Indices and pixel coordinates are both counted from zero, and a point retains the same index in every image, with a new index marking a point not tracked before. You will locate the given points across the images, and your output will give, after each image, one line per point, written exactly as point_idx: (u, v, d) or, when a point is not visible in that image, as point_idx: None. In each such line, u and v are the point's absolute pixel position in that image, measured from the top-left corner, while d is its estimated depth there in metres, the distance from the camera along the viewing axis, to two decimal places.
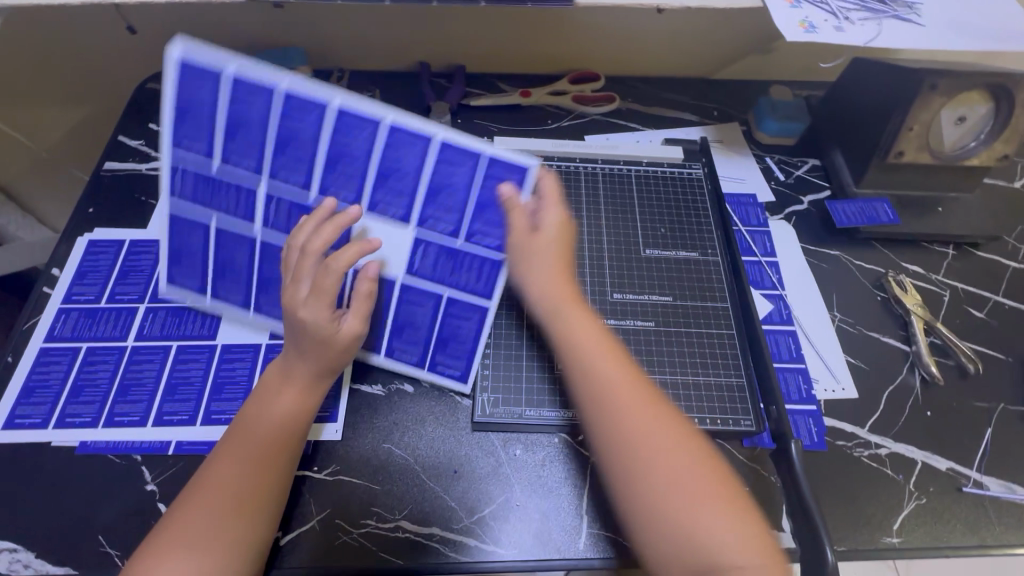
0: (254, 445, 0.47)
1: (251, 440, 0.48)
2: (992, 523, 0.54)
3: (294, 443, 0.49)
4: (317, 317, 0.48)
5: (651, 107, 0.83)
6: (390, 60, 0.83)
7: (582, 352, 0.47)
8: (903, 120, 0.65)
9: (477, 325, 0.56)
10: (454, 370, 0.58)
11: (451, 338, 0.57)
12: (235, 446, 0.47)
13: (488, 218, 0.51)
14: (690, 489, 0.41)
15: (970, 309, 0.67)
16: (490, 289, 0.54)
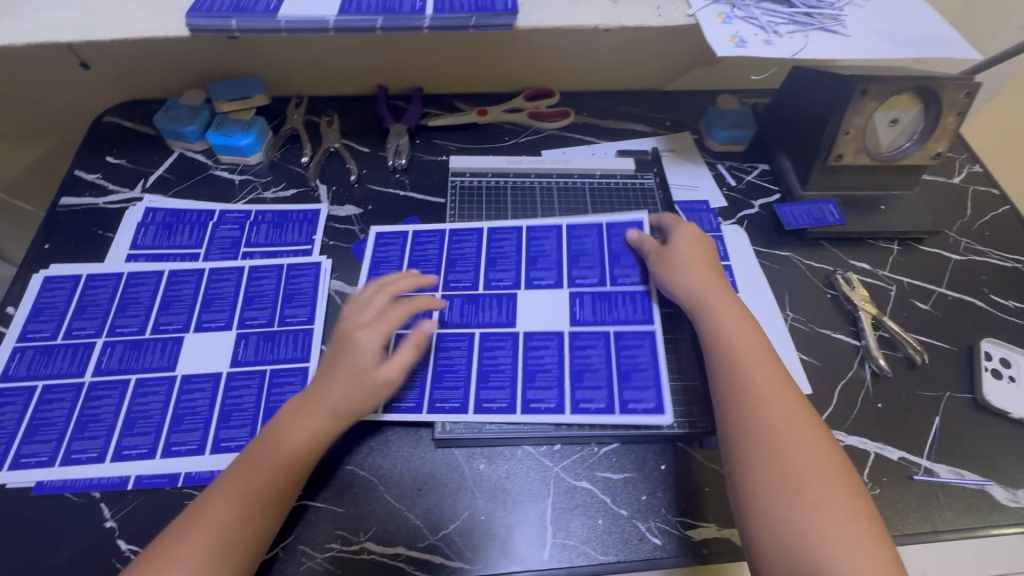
0: (275, 464, 0.50)
1: (264, 467, 0.50)
2: (943, 508, 0.56)
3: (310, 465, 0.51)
4: (364, 359, 0.55)
5: (606, 120, 0.86)
6: (348, 85, 0.84)
7: (718, 345, 0.56)
8: (839, 124, 0.68)
9: (604, 352, 0.61)
10: (597, 402, 0.58)
11: (631, 370, 0.60)
12: (242, 474, 0.49)
13: (625, 265, 0.66)
14: (792, 453, 0.48)
15: (916, 301, 0.70)
16: (649, 315, 0.63)
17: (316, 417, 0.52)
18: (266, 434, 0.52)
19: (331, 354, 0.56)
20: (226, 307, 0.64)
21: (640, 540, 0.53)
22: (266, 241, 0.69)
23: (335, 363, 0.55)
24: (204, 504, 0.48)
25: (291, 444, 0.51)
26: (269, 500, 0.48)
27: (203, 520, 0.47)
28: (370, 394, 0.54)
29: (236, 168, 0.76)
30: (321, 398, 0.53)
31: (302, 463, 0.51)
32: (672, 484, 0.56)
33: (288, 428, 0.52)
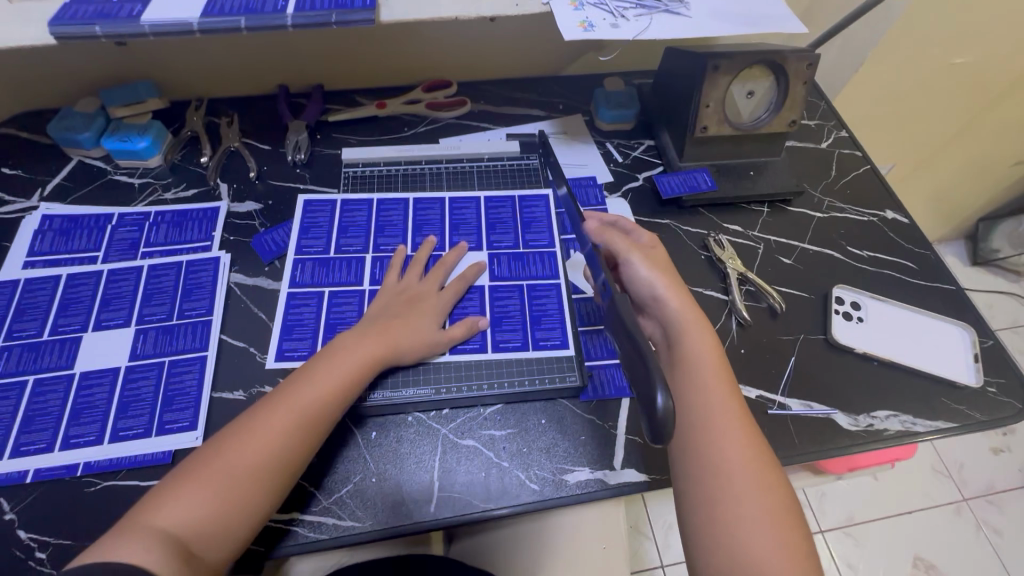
0: (286, 424, 0.53)
1: (308, 394, 0.55)
2: (792, 437, 0.63)
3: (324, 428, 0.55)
4: (426, 308, 0.64)
5: (501, 107, 0.90)
6: (247, 86, 0.87)
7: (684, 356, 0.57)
8: (699, 98, 0.74)
9: (520, 300, 0.69)
10: (514, 341, 0.66)
11: (542, 315, 0.68)
12: (279, 401, 0.54)
13: (536, 231, 0.74)
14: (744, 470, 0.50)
15: (780, 257, 0.77)
16: (554, 270, 0.71)
17: (369, 349, 0.59)
18: (314, 363, 0.58)
19: (383, 300, 0.65)
20: (125, 303, 0.66)
21: (517, 486, 0.58)
22: (165, 240, 0.72)
23: (409, 307, 0.64)
24: (244, 422, 0.53)
25: (338, 375, 0.57)
26: (312, 420, 0.54)
27: (238, 440, 0.51)
28: (420, 339, 0.62)
29: (136, 172, 0.78)
30: (374, 336, 0.60)
31: (335, 404, 0.55)
32: (549, 435, 0.61)
33: (339, 358, 0.58)
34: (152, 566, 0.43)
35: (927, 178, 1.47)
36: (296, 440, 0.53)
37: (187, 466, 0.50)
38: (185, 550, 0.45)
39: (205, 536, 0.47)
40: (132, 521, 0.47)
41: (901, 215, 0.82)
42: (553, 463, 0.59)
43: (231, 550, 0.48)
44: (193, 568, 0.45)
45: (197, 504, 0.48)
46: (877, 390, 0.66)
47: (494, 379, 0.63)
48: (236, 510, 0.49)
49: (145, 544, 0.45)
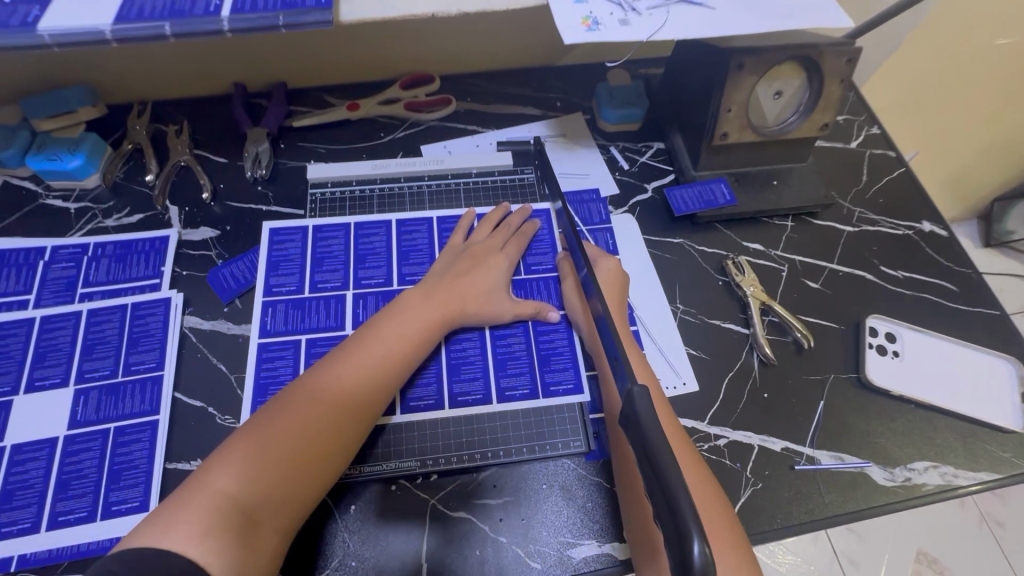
0: (359, 378, 0.52)
1: (374, 353, 0.53)
2: (823, 497, 0.56)
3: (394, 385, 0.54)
4: (490, 269, 0.62)
5: (491, 106, 0.79)
6: (199, 87, 0.75)
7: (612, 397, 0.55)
8: (720, 101, 0.64)
9: (524, 339, 0.61)
10: (521, 388, 0.59)
11: (551, 355, 0.60)
12: (338, 366, 0.52)
13: (539, 254, 0.66)
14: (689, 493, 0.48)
15: (806, 281, 0.68)
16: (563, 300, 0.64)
17: (432, 312, 0.57)
18: (375, 325, 0.55)
19: (445, 259, 0.62)
20: (62, 358, 0.57)
21: (517, 566, 0.51)
22: (107, 278, 0.62)
23: (472, 267, 0.61)
24: (304, 385, 0.50)
25: (398, 339, 0.55)
26: (374, 387, 0.52)
27: (297, 404, 0.49)
28: (481, 305, 0.59)
29: (71, 194, 0.68)
30: (437, 300, 0.58)
31: (404, 361, 0.54)
32: (551, 503, 0.54)
33: (401, 321, 0.56)
34: (215, 539, 0.40)
35: (950, 163, 1.36)
36: (357, 407, 0.51)
37: (247, 427, 0.48)
38: (249, 520, 0.43)
39: (269, 505, 0.44)
40: (189, 490, 0.43)
41: (940, 227, 0.73)
42: (556, 538, 0.52)
43: (293, 521, 0.46)
44: (256, 541, 0.43)
45: (258, 471, 0.45)
46: (915, 437, 0.60)
47: (492, 444, 0.56)
48: (298, 480, 0.46)
49: (205, 516, 0.41)
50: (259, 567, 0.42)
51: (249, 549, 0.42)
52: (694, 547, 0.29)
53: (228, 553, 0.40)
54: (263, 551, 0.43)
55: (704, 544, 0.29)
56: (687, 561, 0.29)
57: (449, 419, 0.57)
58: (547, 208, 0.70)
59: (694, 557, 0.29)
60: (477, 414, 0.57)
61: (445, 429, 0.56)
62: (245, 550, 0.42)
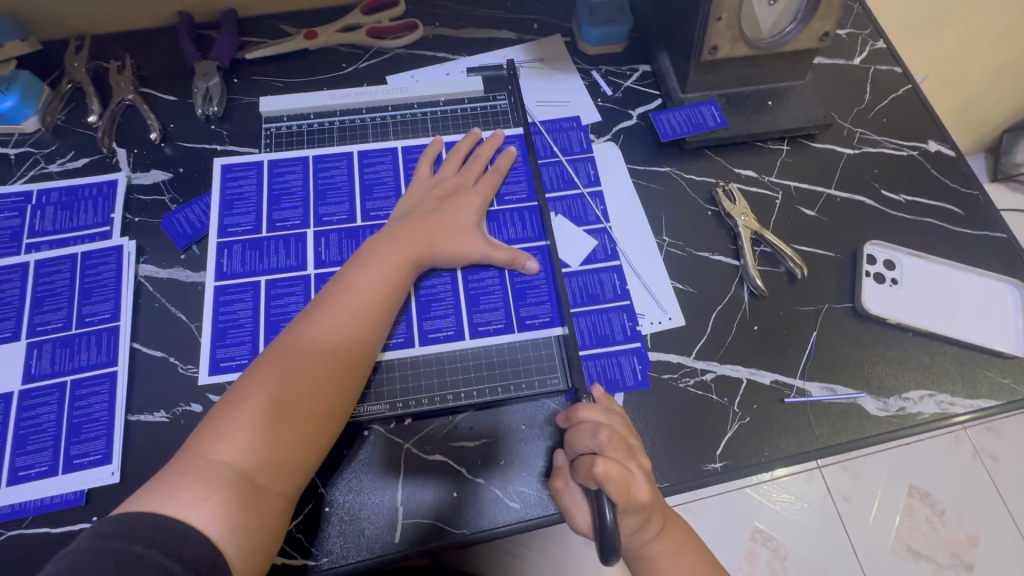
0: (342, 329, 0.48)
1: (354, 301, 0.50)
2: (812, 428, 0.54)
3: (379, 330, 0.50)
4: (462, 203, 0.58)
5: (461, 30, 0.72)
6: (140, 18, 0.69)
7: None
8: (708, 10, 0.57)
9: (498, 274, 0.58)
10: (495, 322, 0.56)
11: (526, 288, 0.57)
12: (315, 321, 0.48)
13: (511, 184, 0.62)
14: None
15: (802, 209, 0.64)
16: (538, 230, 0.60)
17: (404, 256, 0.53)
18: (344, 277, 0.51)
19: (412, 198, 0.58)
20: (10, 311, 0.54)
21: (495, 507, 0.50)
22: (54, 228, 0.58)
23: (440, 205, 0.57)
24: (281, 347, 0.47)
25: (376, 282, 0.51)
26: (356, 342, 0.48)
27: (276, 368, 0.45)
28: (459, 241, 0.56)
29: (10, 139, 0.63)
30: (403, 241, 0.54)
31: (385, 304, 0.51)
32: (529, 444, 0.52)
33: (373, 269, 0.52)
34: (215, 507, 0.39)
35: (960, 90, 1.28)
36: (340, 364, 0.47)
37: (228, 397, 0.45)
38: (248, 486, 0.41)
39: (269, 468, 0.42)
40: (181, 462, 0.41)
41: (947, 146, 0.68)
42: (535, 477, 0.51)
43: (295, 483, 0.44)
44: (260, 503, 0.41)
45: (256, 437, 0.42)
46: (911, 365, 0.57)
47: (472, 383, 0.54)
48: (294, 445, 0.44)
49: (202, 484, 0.40)
50: (265, 530, 0.41)
51: (254, 512, 0.41)
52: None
53: (232, 518, 0.39)
54: (268, 512, 0.41)
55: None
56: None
57: (415, 359, 0.54)
58: (520, 132, 0.65)
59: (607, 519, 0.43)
60: (452, 353, 0.55)
61: (409, 371, 0.54)
62: (249, 512, 0.40)
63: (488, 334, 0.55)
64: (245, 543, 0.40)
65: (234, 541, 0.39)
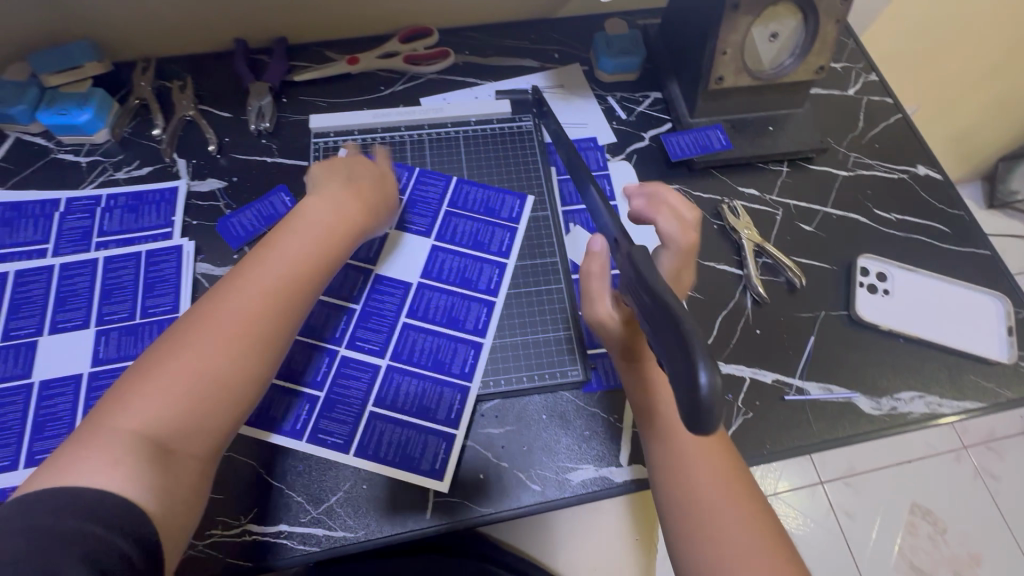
0: (254, 295, 0.48)
1: (262, 271, 0.49)
2: (810, 424, 0.59)
3: (304, 298, 0.51)
4: (368, 189, 0.60)
5: (489, 58, 0.80)
6: (201, 43, 0.76)
7: (668, 501, 0.47)
8: (715, 45, 0.64)
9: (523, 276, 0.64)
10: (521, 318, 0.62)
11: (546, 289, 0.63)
12: (239, 286, 0.48)
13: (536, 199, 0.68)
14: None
15: (800, 224, 0.70)
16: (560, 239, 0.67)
17: (315, 235, 0.54)
18: (262, 247, 0.51)
19: (321, 186, 0.59)
20: (81, 302, 0.60)
21: (519, 488, 0.54)
22: (121, 228, 0.64)
23: (346, 190, 0.59)
24: (199, 315, 0.46)
25: (290, 255, 0.51)
26: (282, 304, 0.49)
27: (194, 334, 0.45)
28: (366, 226, 0.58)
29: (82, 148, 0.70)
30: (319, 222, 0.55)
31: (299, 278, 0.51)
32: (550, 431, 0.57)
33: (304, 236, 0.53)
34: (123, 472, 0.38)
35: (954, 121, 1.35)
36: (261, 329, 0.47)
37: (142, 362, 0.44)
38: (161, 450, 0.41)
39: (183, 433, 0.42)
40: (90, 428, 0.41)
41: (935, 170, 0.74)
42: (556, 462, 0.55)
43: (211, 447, 0.44)
44: (173, 466, 0.41)
45: (167, 402, 0.42)
46: (902, 368, 0.62)
47: (501, 374, 0.59)
48: (212, 406, 0.44)
49: (111, 448, 0.39)
50: (181, 494, 0.41)
51: (168, 474, 0.41)
52: (701, 376, 0.30)
53: (145, 480, 0.39)
54: (182, 476, 0.42)
55: (711, 374, 0.30)
56: (695, 392, 0.31)
57: (414, 368, 0.58)
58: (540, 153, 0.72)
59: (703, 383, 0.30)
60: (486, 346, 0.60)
61: (407, 379, 0.57)
62: (161, 478, 0.40)
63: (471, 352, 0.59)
64: (164, 503, 0.40)
65: (154, 498, 0.39)
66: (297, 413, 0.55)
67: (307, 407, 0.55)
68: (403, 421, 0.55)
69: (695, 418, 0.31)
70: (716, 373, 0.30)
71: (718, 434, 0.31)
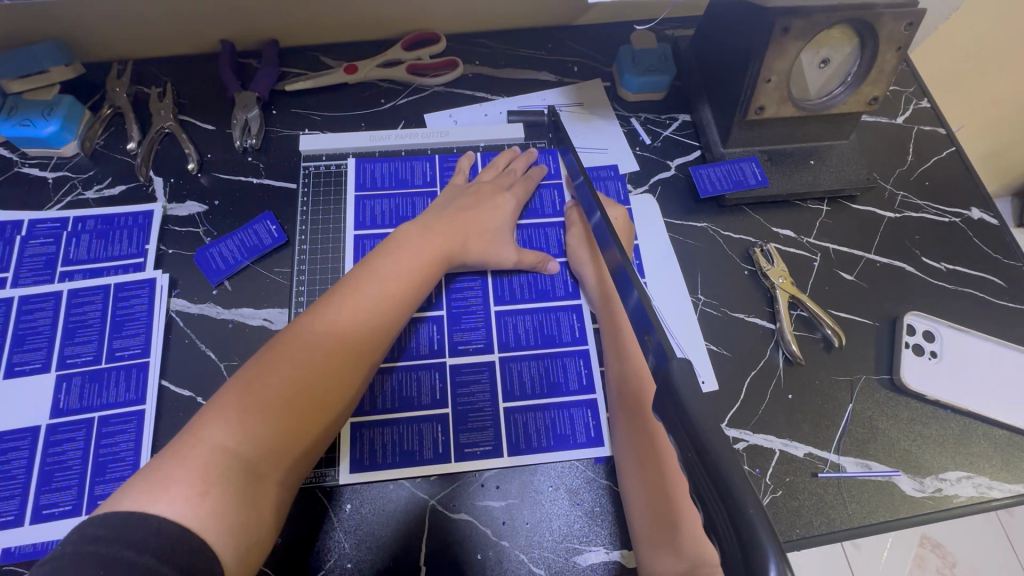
0: (355, 312, 0.48)
1: (371, 284, 0.50)
2: (846, 507, 0.53)
3: (398, 319, 0.51)
4: (497, 205, 0.61)
5: (502, 70, 0.72)
6: (184, 45, 0.69)
7: (621, 436, 0.52)
8: (758, 71, 0.56)
9: (534, 319, 0.59)
10: (529, 368, 0.56)
11: (557, 332, 0.58)
12: (342, 301, 0.48)
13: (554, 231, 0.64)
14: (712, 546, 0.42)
15: (840, 272, 0.63)
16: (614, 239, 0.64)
17: (426, 254, 0.54)
18: (371, 262, 0.52)
19: (447, 196, 0.61)
20: (42, 342, 0.54)
21: (520, 570, 0.49)
22: (88, 257, 0.58)
23: (475, 205, 0.60)
24: (303, 326, 0.46)
25: (396, 275, 0.51)
26: (376, 328, 0.48)
27: (300, 345, 0.45)
28: (480, 249, 0.58)
29: (49, 162, 0.63)
30: (434, 239, 0.55)
31: (400, 300, 0.51)
32: (555, 505, 0.51)
33: (399, 258, 0.53)
34: (212, 503, 0.36)
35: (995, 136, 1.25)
36: (360, 350, 0.47)
37: (237, 379, 0.42)
38: (250, 476, 0.39)
39: (273, 458, 0.41)
40: (179, 444, 0.39)
41: (990, 215, 0.67)
42: (562, 542, 0.50)
43: (294, 474, 0.43)
44: (259, 495, 0.39)
45: (267, 419, 0.41)
46: (949, 444, 0.56)
47: (499, 439, 0.53)
48: (298, 432, 0.43)
49: (199, 472, 0.37)
50: (261, 527, 0.39)
51: (253, 508, 0.39)
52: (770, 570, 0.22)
53: (230, 517, 0.37)
54: (266, 506, 0.40)
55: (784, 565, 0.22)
56: None
57: (527, 353, 0.57)
58: (554, 178, 0.67)
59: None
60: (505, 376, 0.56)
61: (526, 367, 0.56)
62: (246, 508, 0.38)
63: (571, 319, 0.59)
64: (240, 545, 0.37)
65: (231, 543, 0.36)
66: (433, 436, 0.53)
67: (440, 428, 0.53)
68: (540, 405, 0.55)
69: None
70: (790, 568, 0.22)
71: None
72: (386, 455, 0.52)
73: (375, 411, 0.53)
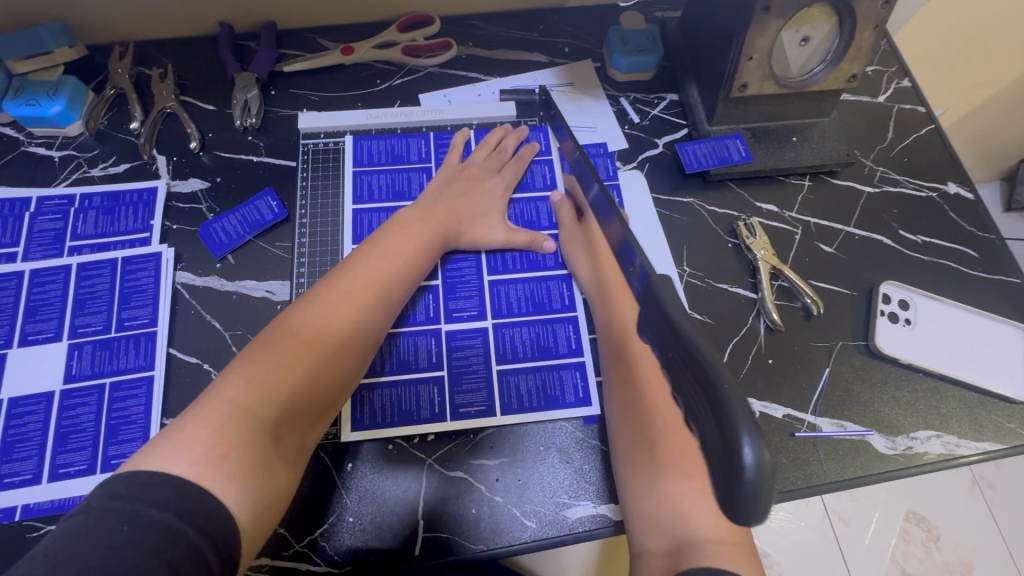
0: (362, 286, 0.51)
1: (375, 262, 0.53)
2: (821, 463, 0.56)
3: (399, 296, 0.53)
4: (487, 188, 0.63)
5: (494, 51, 0.74)
6: (184, 27, 0.70)
7: (611, 395, 0.54)
8: (740, 49, 0.58)
9: (526, 288, 0.61)
10: (521, 335, 0.59)
11: (548, 300, 0.61)
12: (349, 276, 0.51)
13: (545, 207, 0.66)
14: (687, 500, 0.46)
15: (820, 245, 0.66)
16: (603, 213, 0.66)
17: (425, 233, 0.57)
18: (375, 241, 0.55)
19: (442, 178, 0.63)
20: (53, 313, 0.56)
21: (513, 525, 0.52)
22: (96, 232, 0.60)
23: (467, 189, 0.63)
24: (316, 298, 0.49)
25: (398, 254, 0.54)
26: (381, 302, 0.51)
27: (312, 316, 0.47)
28: (472, 228, 0.61)
29: (54, 142, 0.65)
30: (431, 220, 0.58)
31: (402, 278, 0.54)
32: (546, 465, 0.54)
33: (400, 238, 0.55)
34: (232, 465, 0.38)
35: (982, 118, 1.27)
36: (366, 324, 0.50)
37: (253, 346, 0.44)
38: (268, 438, 0.41)
39: (287, 421, 0.43)
40: (200, 406, 0.40)
41: (966, 189, 0.70)
42: (553, 498, 0.53)
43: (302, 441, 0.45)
44: (274, 459, 0.41)
45: (283, 385, 0.43)
46: (920, 406, 0.58)
47: (493, 400, 0.56)
48: (310, 399, 0.45)
49: (221, 432, 0.39)
50: (277, 489, 0.40)
51: (269, 468, 0.40)
52: (745, 449, 0.24)
53: (248, 479, 0.38)
54: (280, 469, 0.41)
55: (759, 447, 0.24)
56: (738, 468, 0.24)
57: (519, 319, 0.60)
58: (545, 154, 0.69)
59: (748, 457, 0.24)
60: (499, 343, 0.58)
61: (517, 332, 0.59)
62: (262, 469, 0.39)
63: (561, 287, 0.62)
64: (256, 505, 0.38)
65: (247, 504, 0.37)
66: (429, 396, 0.56)
67: (436, 388, 0.56)
68: (531, 367, 0.58)
69: (733, 504, 0.24)
70: (765, 448, 0.24)
71: (768, 521, 0.25)
72: (386, 414, 0.55)
73: (376, 372, 0.56)
